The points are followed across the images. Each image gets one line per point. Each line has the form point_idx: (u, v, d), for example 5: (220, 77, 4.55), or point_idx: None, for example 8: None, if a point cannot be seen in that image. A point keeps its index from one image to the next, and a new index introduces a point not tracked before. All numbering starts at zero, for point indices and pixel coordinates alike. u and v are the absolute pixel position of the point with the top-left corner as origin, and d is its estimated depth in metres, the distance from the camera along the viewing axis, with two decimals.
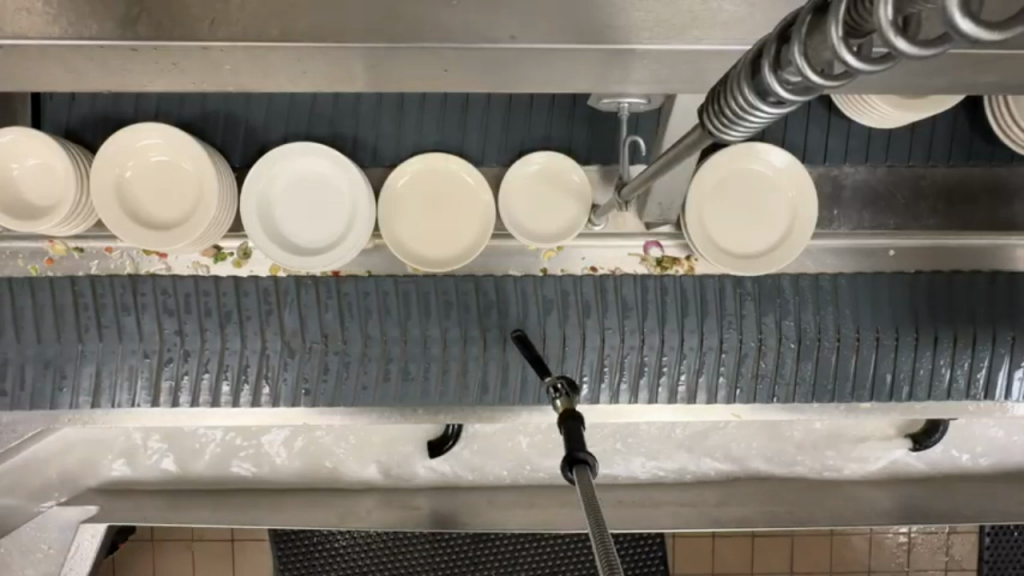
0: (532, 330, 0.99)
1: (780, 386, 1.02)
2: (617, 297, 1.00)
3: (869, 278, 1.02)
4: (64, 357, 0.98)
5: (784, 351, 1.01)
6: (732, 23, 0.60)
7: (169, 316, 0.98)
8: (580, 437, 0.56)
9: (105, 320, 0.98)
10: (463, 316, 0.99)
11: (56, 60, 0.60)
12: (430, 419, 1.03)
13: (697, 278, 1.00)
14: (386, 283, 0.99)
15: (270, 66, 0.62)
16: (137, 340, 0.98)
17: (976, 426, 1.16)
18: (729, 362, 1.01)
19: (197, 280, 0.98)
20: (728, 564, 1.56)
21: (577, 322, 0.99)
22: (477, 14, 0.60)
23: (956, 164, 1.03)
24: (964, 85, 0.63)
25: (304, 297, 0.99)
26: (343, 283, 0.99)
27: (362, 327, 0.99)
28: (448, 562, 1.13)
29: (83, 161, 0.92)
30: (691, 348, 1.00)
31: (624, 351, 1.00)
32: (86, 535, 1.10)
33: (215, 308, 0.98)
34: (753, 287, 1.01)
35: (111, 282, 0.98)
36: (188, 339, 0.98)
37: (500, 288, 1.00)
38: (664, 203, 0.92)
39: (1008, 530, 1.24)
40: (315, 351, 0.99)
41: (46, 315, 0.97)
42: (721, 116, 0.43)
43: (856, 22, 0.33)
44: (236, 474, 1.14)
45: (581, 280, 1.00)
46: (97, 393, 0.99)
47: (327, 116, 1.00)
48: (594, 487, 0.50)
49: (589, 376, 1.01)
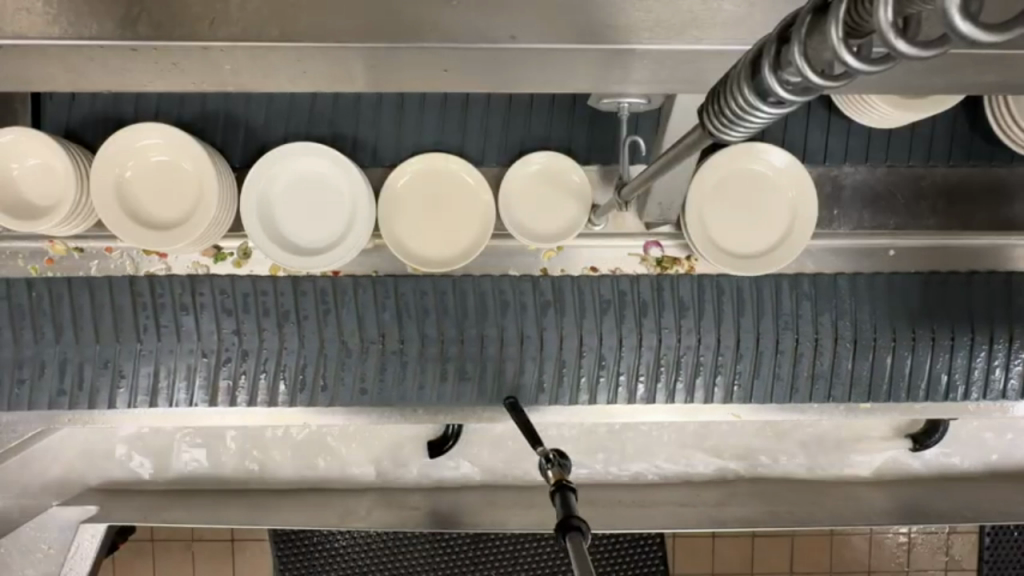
0: (589, 330, 0.99)
1: (838, 386, 1.02)
2: (674, 296, 1.00)
3: (926, 279, 1.01)
4: (124, 358, 0.98)
5: (840, 350, 1.01)
6: (732, 23, 0.60)
7: (227, 316, 0.98)
8: (572, 506, 0.57)
9: (163, 321, 0.98)
10: (520, 316, 0.99)
11: (54, 60, 0.60)
12: (430, 419, 1.03)
13: (754, 278, 1.00)
14: (443, 283, 0.99)
15: (270, 66, 0.62)
16: (197, 340, 0.98)
17: (976, 426, 1.16)
18: (785, 364, 1.01)
19: (256, 280, 0.98)
20: (728, 564, 1.56)
21: (633, 322, 0.99)
22: (479, 14, 0.60)
23: (956, 164, 1.03)
24: (963, 85, 0.63)
25: (361, 297, 0.99)
26: (401, 283, 0.99)
27: (419, 326, 0.99)
28: (448, 562, 1.13)
29: (83, 161, 0.92)
30: (748, 348, 1.00)
31: (680, 351, 1.00)
32: (86, 535, 1.08)
33: (273, 308, 0.98)
34: (810, 287, 1.01)
35: (170, 281, 0.98)
36: (247, 339, 0.98)
37: (557, 287, 0.99)
38: (664, 203, 0.92)
39: (1008, 530, 1.24)
40: (373, 350, 0.99)
41: (105, 315, 0.97)
42: (721, 116, 0.43)
43: (857, 22, 0.33)
44: (238, 474, 1.14)
45: (637, 280, 1.00)
46: (155, 393, 0.99)
47: (327, 115, 1.00)
48: (585, 552, 0.50)
49: (644, 375, 1.01)
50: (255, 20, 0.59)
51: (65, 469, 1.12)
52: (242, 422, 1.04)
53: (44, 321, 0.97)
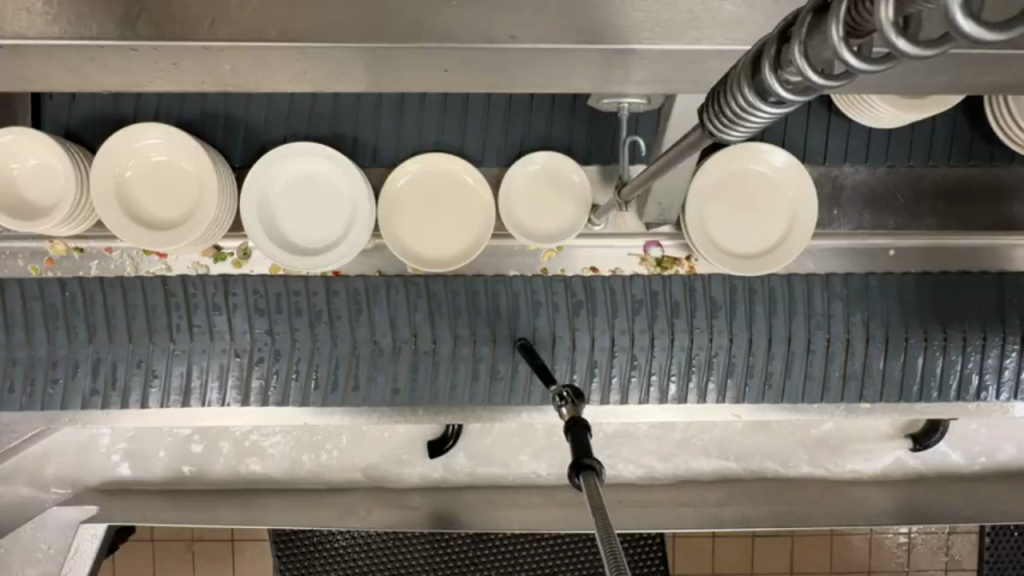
0: (621, 329, 0.99)
1: (869, 386, 1.02)
2: (706, 297, 1.00)
3: (957, 278, 1.02)
4: (156, 358, 0.98)
5: (872, 349, 1.01)
6: (732, 23, 0.60)
7: (259, 316, 0.98)
8: (588, 444, 0.56)
9: (196, 321, 0.98)
10: (553, 316, 0.99)
11: (54, 59, 0.60)
12: (430, 419, 1.03)
13: (785, 279, 1.01)
14: (476, 283, 0.99)
15: (270, 66, 0.62)
16: (230, 339, 0.98)
17: (976, 426, 1.16)
18: (817, 364, 1.01)
19: (288, 280, 0.98)
20: (728, 564, 1.56)
21: (665, 322, 0.99)
22: (479, 14, 0.60)
23: (955, 164, 1.03)
24: (963, 85, 0.63)
25: (393, 297, 0.99)
26: (433, 283, 0.99)
27: (451, 326, 0.99)
28: (449, 562, 1.13)
29: (83, 161, 0.92)
30: (780, 349, 1.00)
31: (712, 351, 1.00)
32: (86, 535, 1.08)
33: (306, 308, 0.98)
34: (842, 288, 1.01)
35: (202, 281, 0.98)
36: (279, 339, 0.98)
37: (589, 287, 1.00)
38: (664, 202, 0.94)
39: (1009, 530, 1.24)
40: (404, 350, 0.99)
41: (138, 315, 0.97)
42: (721, 116, 0.43)
43: (857, 22, 0.33)
44: (238, 474, 1.14)
45: (669, 279, 1.00)
46: (188, 393, 0.99)
47: (326, 115, 1.00)
48: (599, 492, 0.48)
49: (676, 375, 1.01)
50: (255, 20, 0.59)
51: (72, 468, 1.12)
52: (244, 422, 1.03)
53: (77, 320, 0.97)
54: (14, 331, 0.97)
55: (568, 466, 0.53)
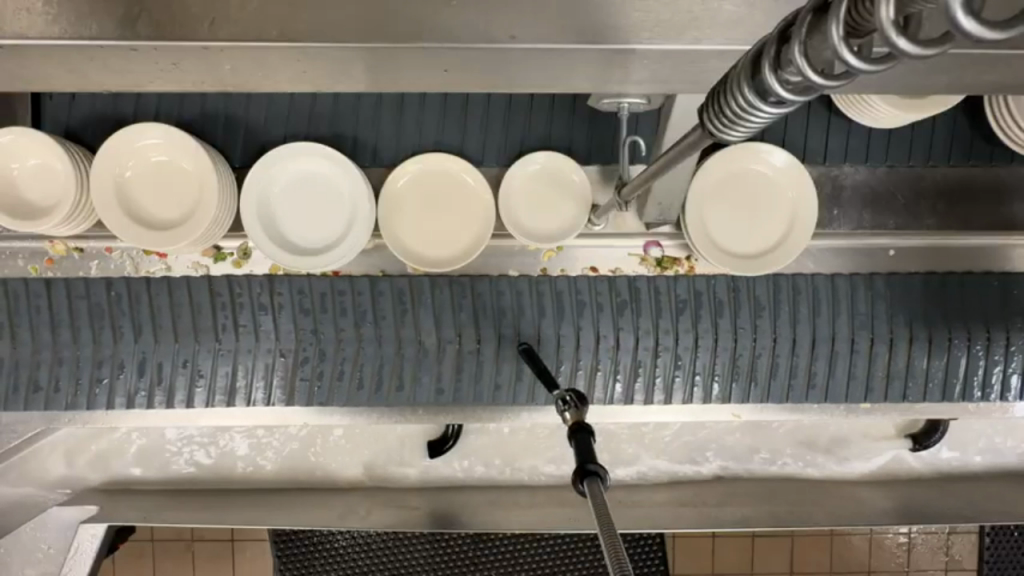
0: (665, 330, 0.99)
1: (912, 385, 1.03)
2: (750, 297, 1.00)
3: (1000, 280, 1.02)
4: (202, 357, 0.98)
5: (916, 348, 1.01)
6: (732, 23, 0.60)
7: (305, 316, 0.98)
8: (592, 450, 0.55)
9: (241, 321, 0.98)
10: (597, 316, 0.99)
11: (54, 59, 0.60)
12: (430, 420, 1.03)
13: (828, 278, 1.01)
14: (521, 283, 0.99)
15: (270, 66, 0.62)
16: (275, 339, 0.98)
17: (976, 427, 1.16)
18: (860, 363, 1.01)
19: (333, 280, 0.98)
20: (728, 564, 1.56)
21: (710, 321, 1.00)
22: (479, 14, 0.60)
23: (955, 164, 1.03)
24: (963, 84, 0.63)
25: (438, 297, 0.99)
26: (477, 283, 0.99)
27: (496, 326, 0.99)
28: (449, 562, 1.13)
29: (83, 160, 0.93)
30: (823, 348, 1.00)
31: (755, 352, 1.00)
32: (86, 535, 1.07)
33: (351, 307, 0.98)
34: (884, 288, 1.01)
35: (248, 281, 0.98)
36: (324, 339, 0.98)
37: (633, 288, 1.00)
38: (664, 202, 0.94)
39: (1009, 530, 1.24)
40: (449, 350, 0.99)
41: (183, 314, 0.97)
42: (722, 116, 0.43)
43: (857, 22, 0.33)
44: (238, 474, 1.14)
45: (713, 279, 1.00)
46: (233, 393, 0.99)
47: (326, 115, 1.00)
48: (603, 501, 0.48)
49: (720, 375, 1.01)
50: (254, 20, 0.59)
51: (77, 468, 1.12)
52: (246, 422, 1.04)
53: (123, 320, 0.97)
54: (60, 331, 0.97)
55: (575, 472, 0.52)
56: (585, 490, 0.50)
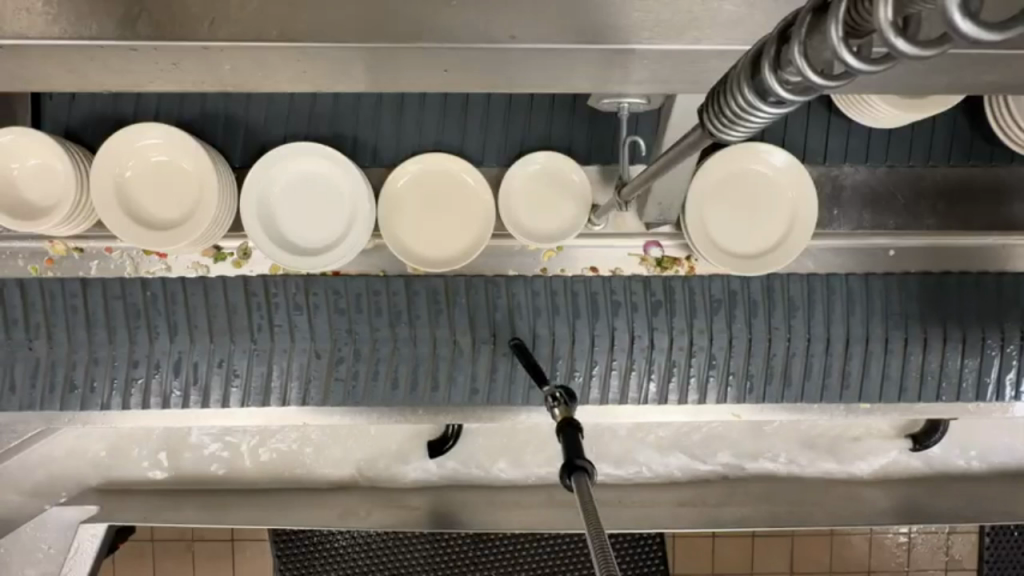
0: (699, 330, 0.99)
1: (946, 386, 1.02)
2: (784, 296, 1.00)
3: None
4: (237, 357, 0.98)
5: (950, 349, 1.01)
6: (732, 24, 0.60)
7: (340, 316, 0.98)
8: (581, 446, 0.55)
9: (277, 320, 0.98)
10: (631, 316, 0.99)
11: (53, 59, 0.60)
12: (430, 419, 1.03)
13: (864, 279, 1.01)
14: (556, 284, 0.99)
15: (270, 66, 0.62)
16: (311, 339, 0.98)
17: (976, 427, 1.16)
18: (895, 363, 1.01)
19: (368, 280, 0.99)
20: (728, 563, 1.56)
21: (744, 321, 1.00)
22: (479, 14, 0.60)
23: (955, 164, 1.03)
24: (961, 85, 0.64)
25: (474, 297, 0.99)
26: (513, 282, 0.99)
27: (531, 325, 0.99)
28: (448, 562, 1.13)
29: (83, 160, 0.93)
30: (857, 348, 1.00)
31: (789, 353, 1.00)
32: (86, 535, 1.08)
33: (387, 307, 0.98)
34: (918, 288, 1.01)
35: (284, 281, 0.98)
36: (359, 338, 0.98)
37: (668, 287, 1.00)
38: (664, 202, 0.93)
39: (1009, 530, 1.24)
40: (484, 350, 0.99)
41: (219, 314, 0.97)
42: (721, 116, 0.43)
43: (856, 23, 0.33)
44: (237, 474, 1.14)
45: (748, 279, 1.00)
46: (267, 393, 0.99)
47: (326, 115, 1.00)
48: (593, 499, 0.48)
49: (754, 376, 1.01)
50: (254, 20, 0.59)
51: (78, 468, 1.12)
52: (246, 422, 1.04)
53: (159, 320, 0.97)
54: (96, 331, 0.97)
55: (561, 467, 0.52)
56: (573, 485, 0.51)
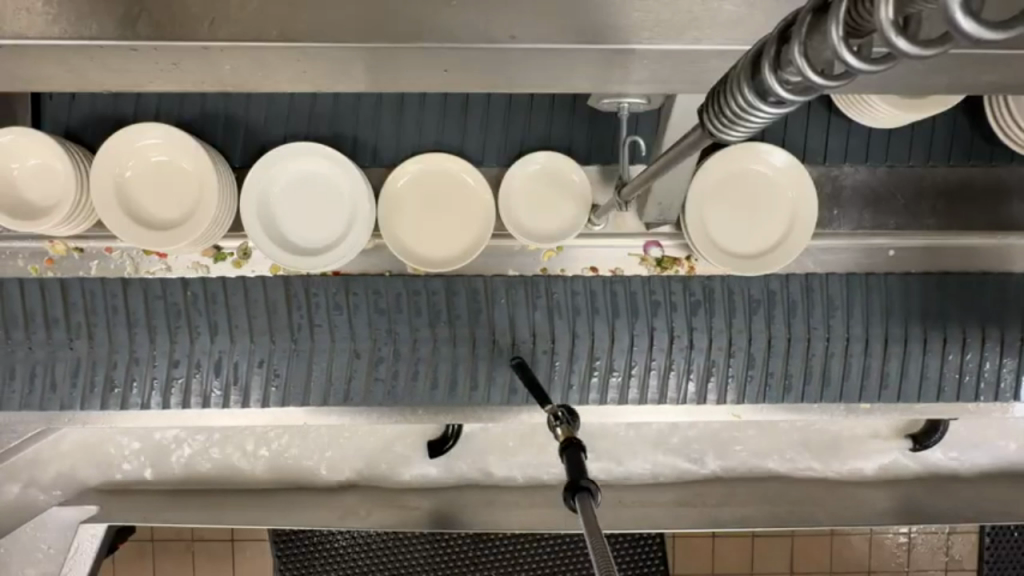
0: (738, 330, 1.00)
1: (984, 386, 1.03)
2: (823, 296, 1.01)
3: None
4: (278, 358, 0.98)
5: (989, 349, 1.02)
6: (731, 24, 0.60)
7: (381, 316, 0.98)
8: (582, 464, 0.58)
9: (317, 320, 0.98)
10: (671, 315, 1.00)
11: (52, 59, 0.60)
12: (430, 420, 1.03)
13: (901, 279, 1.01)
14: (595, 283, 1.00)
15: (270, 66, 0.62)
16: (351, 339, 0.98)
17: (976, 428, 1.16)
18: (933, 364, 1.02)
19: (407, 280, 0.99)
20: (728, 564, 1.56)
21: (783, 321, 1.00)
22: (479, 14, 0.60)
23: (954, 164, 1.03)
24: (962, 85, 0.63)
25: (513, 297, 0.99)
26: (553, 283, 0.99)
27: (571, 325, 0.99)
28: (449, 562, 1.13)
29: (83, 160, 0.93)
30: (896, 349, 1.01)
31: (828, 353, 1.01)
32: (86, 535, 1.08)
33: (428, 307, 0.98)
34: (955, 288, 1.02)
35: (325, 282, 0.98)
36: (400, 338, 0.98)
37: (707, 287, 1.00)
38: (664, 202, 0.92)
39: (1009, 530, 1.24)
40: (524, 349, 0.99)
41: (259, 315, 0.98)
42: (722, 116, 0.43)
43: (857, 22, 0.33)
44: (238, 474, 1.14)
45: (787, 279, 1.01)
46: (307, 393, 0.99)
47: (326, 115, 1.00)
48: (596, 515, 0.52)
49: (794, 375, 1.01)
50: (254, 20, 0.59)
51: (78, 468, 1.12)
52: (247, 423, 1.04)
53: (200, 320, 0.97)
54: (137, 331, 0.97)
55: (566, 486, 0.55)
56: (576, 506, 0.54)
